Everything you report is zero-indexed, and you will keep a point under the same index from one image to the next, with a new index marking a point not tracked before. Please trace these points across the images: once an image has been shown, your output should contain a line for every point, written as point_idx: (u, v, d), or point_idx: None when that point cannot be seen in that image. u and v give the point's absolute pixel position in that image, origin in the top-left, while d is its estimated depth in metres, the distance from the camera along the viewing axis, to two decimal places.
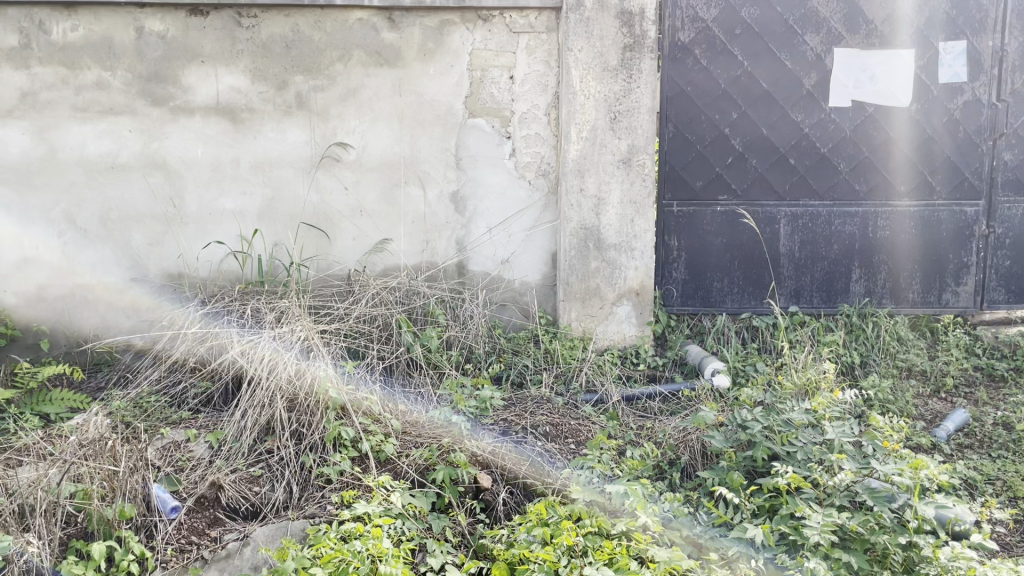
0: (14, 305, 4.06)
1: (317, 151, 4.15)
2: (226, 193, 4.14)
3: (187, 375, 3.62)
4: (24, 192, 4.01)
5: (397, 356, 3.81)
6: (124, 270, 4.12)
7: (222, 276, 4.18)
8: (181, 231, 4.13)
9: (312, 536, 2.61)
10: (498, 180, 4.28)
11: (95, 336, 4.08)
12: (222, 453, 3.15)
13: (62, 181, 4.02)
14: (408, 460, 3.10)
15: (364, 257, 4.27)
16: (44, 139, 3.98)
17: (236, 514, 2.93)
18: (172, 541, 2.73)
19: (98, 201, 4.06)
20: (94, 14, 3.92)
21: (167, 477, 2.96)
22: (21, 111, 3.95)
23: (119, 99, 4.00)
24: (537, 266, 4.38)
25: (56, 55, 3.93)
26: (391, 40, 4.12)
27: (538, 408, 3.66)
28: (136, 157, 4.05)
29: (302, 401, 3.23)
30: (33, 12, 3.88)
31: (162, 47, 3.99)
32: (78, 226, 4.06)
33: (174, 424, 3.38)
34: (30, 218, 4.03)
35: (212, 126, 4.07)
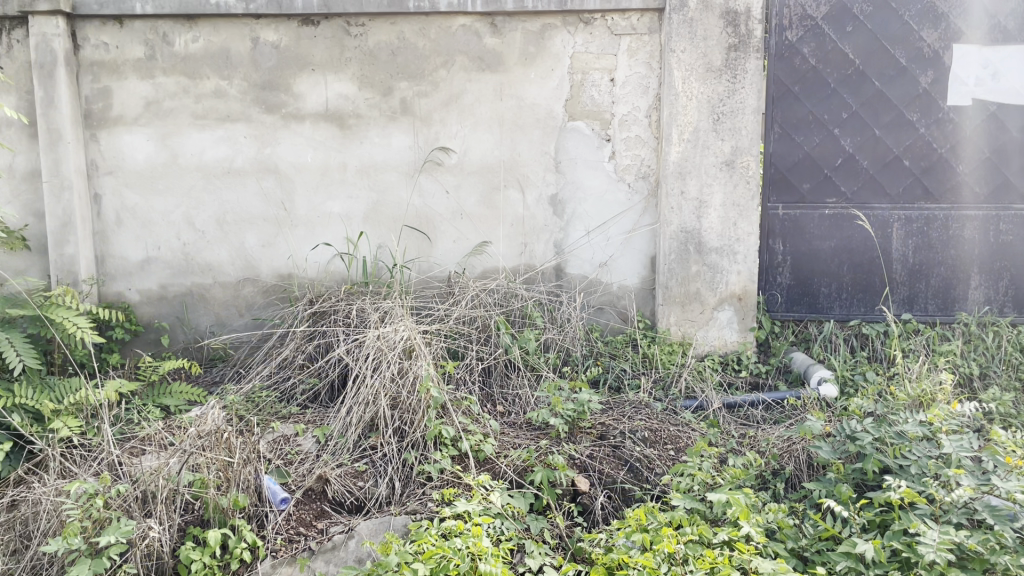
0: (137, 301, 4.28)
1: (420, 156, 4.24)
2: (333, 197, 4.27)
3: (295, 371, 3.79)
4: (147, 196, 4.22)
5: (495, 358, 3.83)
6: (237, 269, 4.29)
7: (329, 277, 4.32)
8: (291, 233, 4.28)
9: (414, 531, 2.66)
10: (598, 183, 4.27)
11: (212, 333, 4.29)
12: (329, 448, 3.26)
13: (182, 185, 4.22)
14: (506, 460, 3.15)
15: (464, 260, 4.33)
16: (166, 145, 4.18)
17: (341, 507, 3.02)
18: (282, 531, 2.85)
19: (215, 204, 4.24)
20: (213, 26, 4.11)
21: (277, 468, 3.09)
22: (146, 119, 4.16)
23: (235, 107, 4.17)
24: (636, 269, 4.34)
25: (179, 65, 4.13)
26: (493, 45, 4.17)
27: (636, 413, 3.62)
28: (250, 162, 4.22)
29: (405, 400, 3.31)
30: (158, 25, 4.10)
31: (276, 56, 4.15)
32: (196, 227, 4.25)
33: (284, 419, 3.51)
34: (153, 221, 4.24)
35: (321, 131, 4.21)
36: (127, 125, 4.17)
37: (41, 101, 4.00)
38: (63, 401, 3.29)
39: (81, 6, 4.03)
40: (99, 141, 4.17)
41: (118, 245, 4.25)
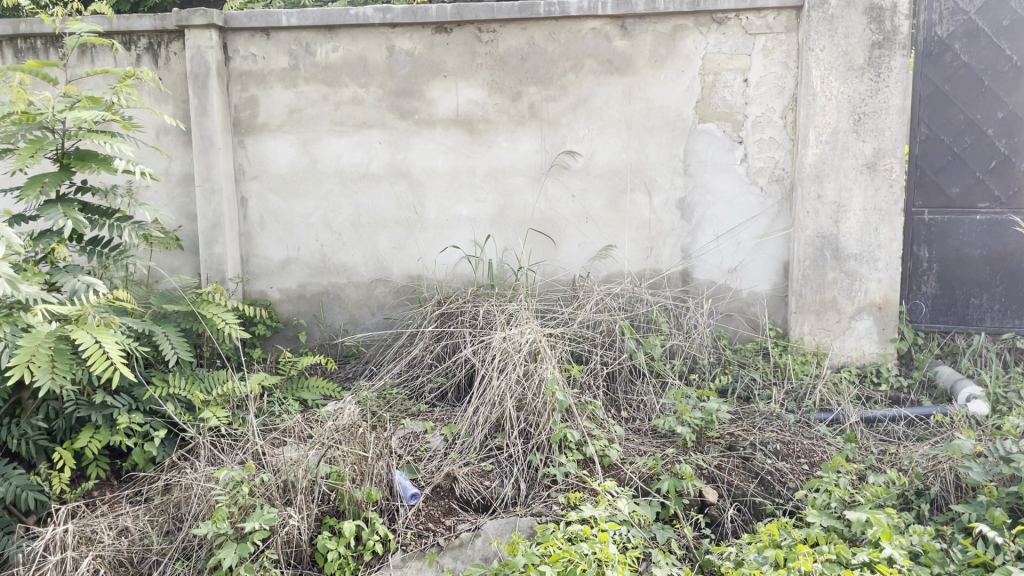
0: (278, 300, 4.47)
1: (547, 159, 4.27)
2: (462, 200, 4.35)
3: (424, 370, 3.90)
4: (289, 200, 4.41)
5: (619, 363, 3.80)
6: (370, 270, 4.43)
7: (456, 279, 4.40)
8: (421, 235, 4.39)
9: (541, 534, 2.66)
10: (729, 187, 4.17)
11: (345, 332, 4.45)
12: (456, 446, 3.32)
13: (321, 190, 4.39)
14: (632, 467, 3.12)
15: (589, 263, 4.32)
16: (307, 151, 4.36)
17: (467, 506, 3.06)
18: (412, 526, 2.92)
19: (351, 208, 4.40)
20: (352, 36, 4.26)
21: (407, 464, 3.18)
22: (289, 126, 4.35)
23: (371, 113, 4.31)
24: (768, 275, 4.22)
25: (320, 74, 4.29)
26: (623, 48, 4.15)
27: (767, 424, 3.50)
28: (384, 167, 4.35)
29: (531, 402, 3.34)
30: (301, 36, 4.27)
31: (410, 64, 4.26)
32: (333, 230, 4.42)
33: (413, 416, 3.60)
34: (293, 223, 4.43)
35: (452, 137, 4.30)
36: (272, 132, 4.36)
37: (195, 109, 4.21)
38: (211, 392, 3.51)
39: (232, 20, 4.22)
40: (246, 148, 4.38)
41: (261, 246, 4.45)
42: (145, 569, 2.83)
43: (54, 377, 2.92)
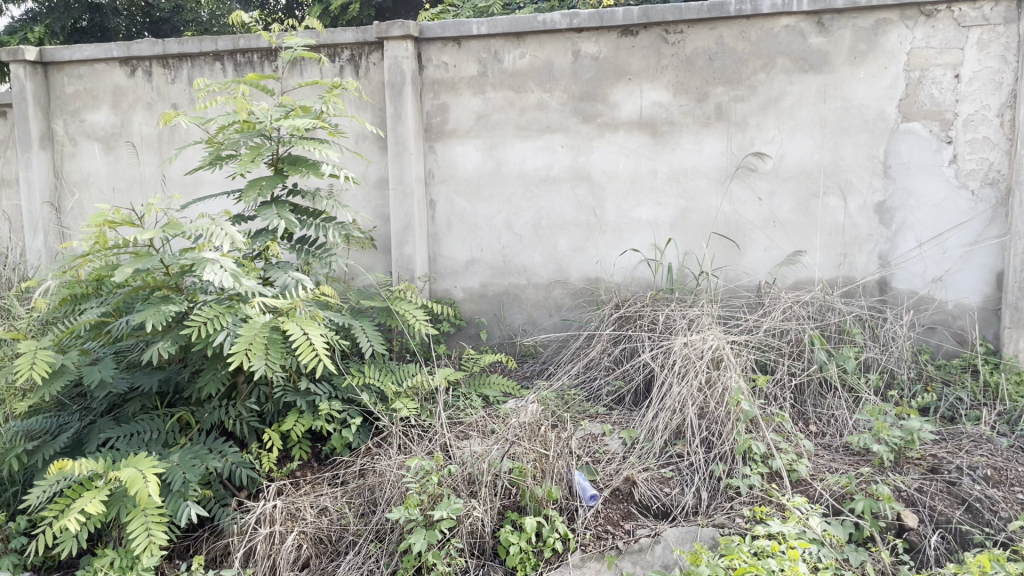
0: (462, 299, 4.61)
1: (734, 160, 4.16)
2: (643, 203, 4.32)
3: (602, 373, 3.90)
4: (473, 202, 4.53)
5: (809, 375, 3.64)
6: (550, 271, 4.48)
7: (635, 282, 4.38)
8: (601, 238, 4.39)
9: (725, 545, 2.60)
10: (935, 189, 3.92)
11: (524, 331, 4.53)
12: (636, 450, 3.30)
13: (504, 193, 4.47)
14: (823, 484, 2.99)
15: (775, 269, 4.18)
16: (492, 155, 4.46)
17: (647, 511, 3.04)
18: (591, 526, 2.94)
19: (532, 211, 4.45)
20: (539, 42, 4.33)
21: (586, 466, 3.20)
22: (475, 131, 4.47)
23: (554, 118, 4.36)
24: (978, 286, 3.94)
25: (506, 80, 4.39)
26: (819, 45, 3.98)
27: (976, 448, 3.23)
28: (566, 170, 4.38)
29: (714, 410, 3.27)
30: (491, 44, 4.38)
31: (595, 67, 4.28)
32: (514, 232, 4.49)
33: (592, 418, 3.62)
34: (477, 225, 4.54)
35: (634, 139, 4.27)
36: (460, 137, 4.49)
37: (391, 117, 4.42)
38: (402, 384, 3.71)
39: (427, 31, 4.39)
40: (436, 152, 4.54)
41: (447, 246, 4.61)
42: (342, 546, 3.04)
43: (268, 363, 3.16)
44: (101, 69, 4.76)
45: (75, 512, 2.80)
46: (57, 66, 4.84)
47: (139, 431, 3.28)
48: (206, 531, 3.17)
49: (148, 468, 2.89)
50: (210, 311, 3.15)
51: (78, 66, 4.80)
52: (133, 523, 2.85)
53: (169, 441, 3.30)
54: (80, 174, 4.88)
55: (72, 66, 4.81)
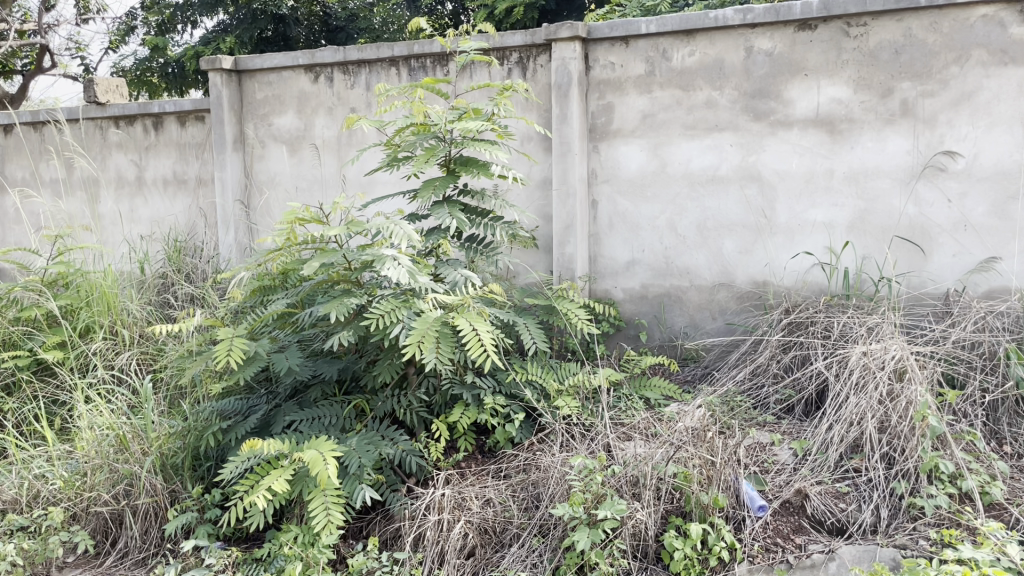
0: (622, 299, 4.57)
1: (921, 160, 3.92)
2: (817, 204, 4.14)
3: (769, 382, 3.78)
4: (636, 202, 4.48)
5: (1003, 392, 3.37)
6: (714, 273, 4.37)
7: (807, 287, 4.20)
8: (771, 239, 4.24)
9: (909, 568, 2.46)
10: None
11: (686, 334, 4.44)
12: (808, 462, 3.18)
13: (669, 193, 4.40)
14: (1020, 509, 2.82)
15: (966, 276, 3.92)
16: (657, 155, 4.40)
17: (820, 526, 2.93)
18: (759, 538, 2.86)
19: (698, 211, 4.36)
20: (709, 39, 4.24)
21: (754, 475, 3.11)
22: (641, 131, 4.43)
23: (724, 116, 4.25)
24: None
25: (675, 79, 4.33)
26: (1021, 35, 3.71)
27: None
28: (735, 170, 4.26)
29: (895, 425, 3.08)
30: (659, 42, 4.33)
31: (769, 64, 4.14)
32: (678, 233, 4.41)
33: (760, 426, 3.52)
34: (640, 225, 4.49)
35: (810, 137, 4.10)
36: (625, 137, 4.47)
37: (557, 118, 4.46)
38: (564, 382, 3.75)
39: (595, 31, 4.41)
40: (600, 152, 4.54)
41: (608, 247, 4.59)
42: (506, 538, 3.11)
43: (440, 356, 3.28)
44: (288, 76, 5.10)
45: (264, 488, 3.01)
46: (249, 75, 5.23)
47: (320, 416, 3.50)
48: (378, 515, 3.33)
49: (328, 451, 3.06)
50: (387, 305, 3.31)
51: (268, 74, 5.17)
52: (314, 502, 3.03)
53: (346, 426, 3.49)
54: (268, 174, 5.26)
55: (263, 74, 5.18)
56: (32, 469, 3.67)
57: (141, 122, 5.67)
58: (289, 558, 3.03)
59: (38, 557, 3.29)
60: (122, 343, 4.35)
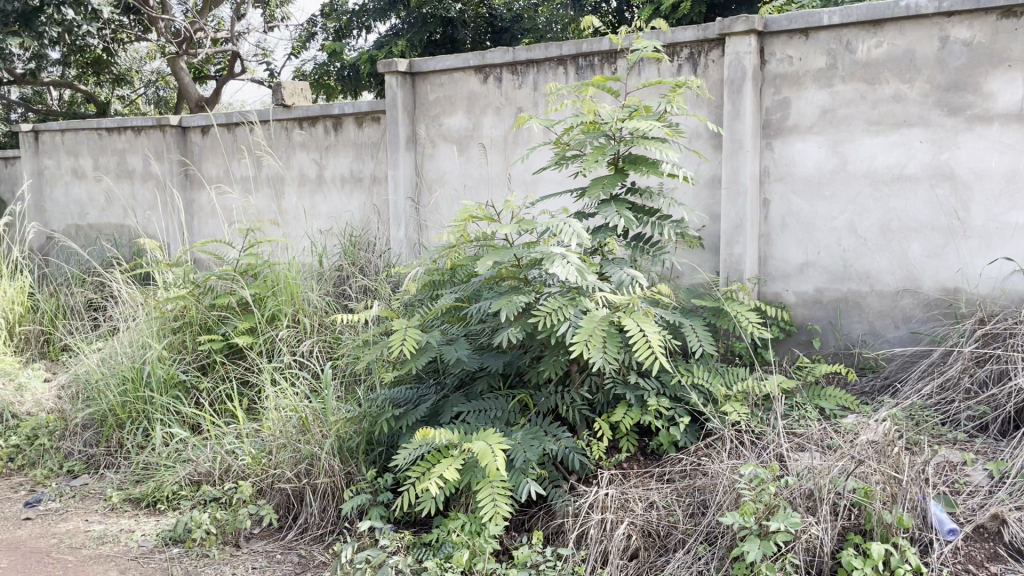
0: (793, 303, 4.39)
1: None
2: (1020, 205, 3.80)
3: (960, 397, 3.51)
4: (813, 201, 4.28)
5: None
6: (898, 278, 4.10)
7: (1006, 296, 3.87)
8: (964, 243, 3.93)
9: None
10: None
11: (864, 342, 4.20)
12: (1006, 485, 2.94)
13: (849, 192, 4.17)
14: None
15: None
16: (837, 152, 4.18)
17: (1020, 556, 2.69)
18: (948, 564, 2.66)
19: (881, 211, 4.11)
20: (899, 29, 3.99)
21: (944, 496, 2.92)
22: (820, 127, 4.22)
23: (913, 111, 3.98)
24: None
25: (859, 72, 4.10)
26: None
27: None
28: (924, 168, 3.98)
29: None
30: (842, 34, 4.12)
31: (966, 55, 3.84)
32: (858, 234, 4.17)
33: (950, 444, 3.28)
34: (816, 226, 4.29)
35: (1013, 133, 3.77)
36: (802, 133, 4.28)
37: (729, 114, 4.33)
38: (732, 387, 3.64)
39: (772, 24, 4.25)
40: (774, 150, 4.37)
41: (780, 248, 4.41)
42: (671, 543, 3.06)
43: (606, 355, 3.27)
44: (459, 77, 5.25)
45: (436, 476, 3.12)
46: (422, 77, 5.43)
47: (486, 409, 3.57)
48: (541, 509, 3.37)
49: (496, 443, 3.12)
50: (555, 303, 3.33)
51: (440, 75, 5.34)
52: (481, 493, 3.11)
53: (511, 420, 3.54)
54: (437, 172, 5.43)
55: (435, 75, 5.37)
56: (225, 444, 3.98)
57: (322, 122, 6.01)
58: (457, 545, 3.13)
59: (229, 527, 3.58)
60: (303, 331, 4.63)
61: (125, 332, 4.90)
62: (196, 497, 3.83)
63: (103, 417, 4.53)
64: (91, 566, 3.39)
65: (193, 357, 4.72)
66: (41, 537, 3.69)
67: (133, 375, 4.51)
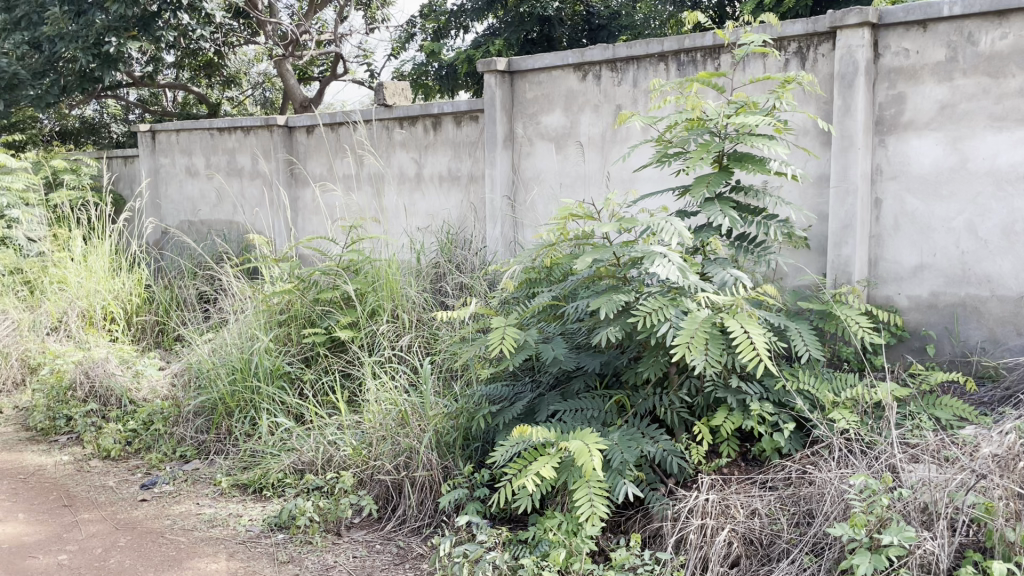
0: (906, 307, 4.19)
1: None
2: None
3: None
4: (929, 201, 4.08)
5: None
6: (1022, 283, 3.87)
7: None
8: None
9: None
10: None
11: (984, 350, 3.98)
12: None
13: (969, 191, 3.96)
14: None
15: None
16: (957, 150, 3.97)
17: None
18: None
19: (1005, 212, 3.88)
20: None
21: None
22: (938, 123, 4.02)
23: None
24: None
25: (982, 65, 3.88)
26: None
27: None
28: None
29: None
30: (964, 25, 3.92)
31: None
32: (979, 236, 3.95)
33: None
34: (932, 227, 4.08)
35: None
36: (918, 130, 4.08)
37: (839, 109, 4.17)
38: (841, 394, 3.51)
39: (887, 16, 4.08)
40: (887, 147, 4.18)
41: (892, 249, 4.22)
42: (774, 553, 2.97)
43: (708, 357, 3.20)
44: (558, 75, 5.24)
45: (532, 473, 3.11)
46: (521, 75, 5.45)
47: (583, 408, 3.54)
48: (638, 512, 3.32)
49: (593, 443, 3.09)
50: (655, 303, 3.27)
51: (539, 74, 5.34)
52: (578, 492, 3.09)
53: (608, 420, 3.50)
54: (534, 171, 5.44)
55: (534, 74, 5.37)
56: (328, 435, 4.09)
57: (422, 122, 6.10)
58: (554, 543, 3.12)
59: (331, 515, 3.67)
60: (402, 327, 4.72)
61: (235, 324, 5.11)
62: (300, 485, 3.95)
63: (213, 405, 4.73)
64: (202, 548, 3.54)
65: (298, 349, 4.88)
66: (157, 518, 3.88)
67: (242, 365, 4.69)
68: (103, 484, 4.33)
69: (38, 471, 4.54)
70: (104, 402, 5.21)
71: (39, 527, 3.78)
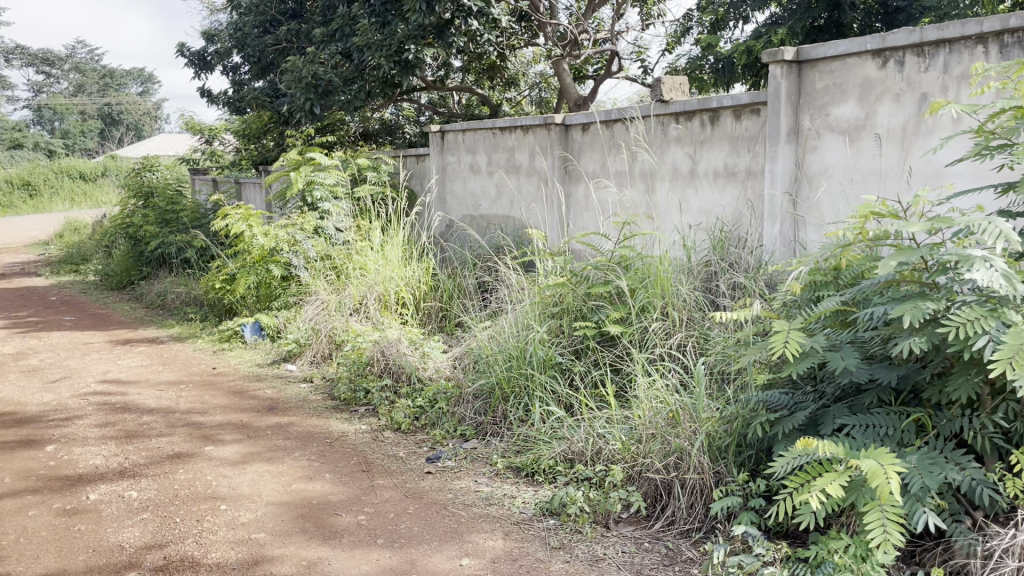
0: None
1: None
2: None
3: None
4: None
5: None
6: None
7: None
8: None
9: None
10: None
11: None
12: None
13: None
14: None
15: None
16: None
17: None
18: None
19: None
20: None
21: None
22: None
23: None
24: None
25: None
26: None
27: None
28: None
29: None
30: None
31: None
32: None
33: None
34: None
35: None
36: None
37: None
38: None
39: None
40: None
41: None
42: None
43: None
44: (853, 63, 4.86)
45: (817, 490, 2.91)
46: (811, 65, 5.14)
47: (875, 424, 3.25)
48: (938, 545, 3.01)
49: (889, 464, 2.81)
50: (970, 314, 2.92)
51: (832, 62, 5.00)
52: (870, 515, 2.82)
53: (905, 441, 3.18)
54: (822, 166, 5.09)
55: (825, 62, 5.04)
56: (597, 427, 4.16)
57: (700, 116, 5.96)
58: (839, 567, 2.90)
59: (600, 507, 3.72)
60: (673, 324, 4.65)
61: (513, 313, 5.36)
62: (571, 474, 4.05)
63: (491, 389, 5.01)
64: (479, 525, 3.74)
65: (569, 341, 4.99)
66: (440, 491, 4.17)
67: (518, 354, 4.92)
68: (394, 454, 4.74)
69: (341, 436, 5.07)
70: (397, 378, 5.73)
71: (341, 487, 4.22)
